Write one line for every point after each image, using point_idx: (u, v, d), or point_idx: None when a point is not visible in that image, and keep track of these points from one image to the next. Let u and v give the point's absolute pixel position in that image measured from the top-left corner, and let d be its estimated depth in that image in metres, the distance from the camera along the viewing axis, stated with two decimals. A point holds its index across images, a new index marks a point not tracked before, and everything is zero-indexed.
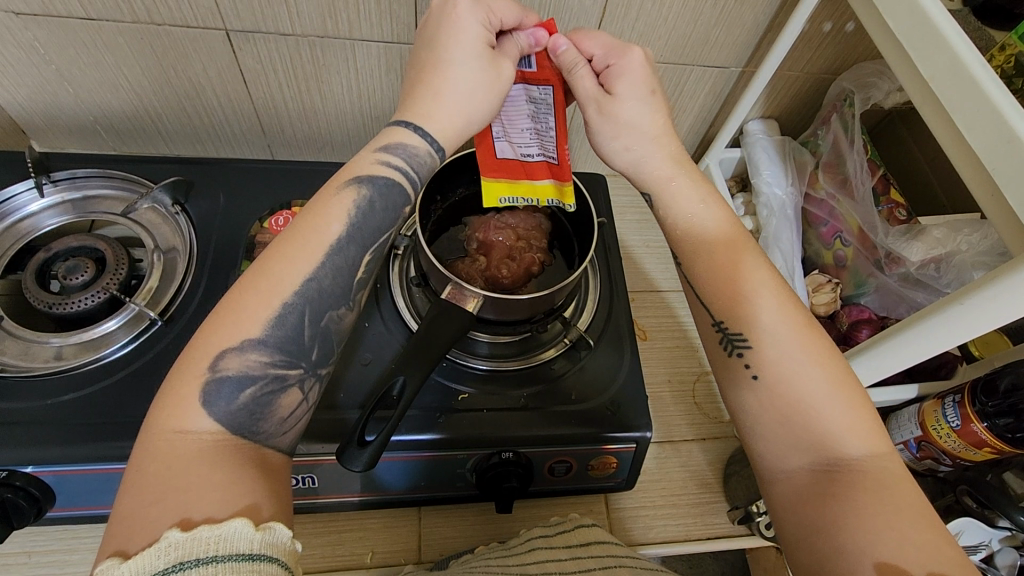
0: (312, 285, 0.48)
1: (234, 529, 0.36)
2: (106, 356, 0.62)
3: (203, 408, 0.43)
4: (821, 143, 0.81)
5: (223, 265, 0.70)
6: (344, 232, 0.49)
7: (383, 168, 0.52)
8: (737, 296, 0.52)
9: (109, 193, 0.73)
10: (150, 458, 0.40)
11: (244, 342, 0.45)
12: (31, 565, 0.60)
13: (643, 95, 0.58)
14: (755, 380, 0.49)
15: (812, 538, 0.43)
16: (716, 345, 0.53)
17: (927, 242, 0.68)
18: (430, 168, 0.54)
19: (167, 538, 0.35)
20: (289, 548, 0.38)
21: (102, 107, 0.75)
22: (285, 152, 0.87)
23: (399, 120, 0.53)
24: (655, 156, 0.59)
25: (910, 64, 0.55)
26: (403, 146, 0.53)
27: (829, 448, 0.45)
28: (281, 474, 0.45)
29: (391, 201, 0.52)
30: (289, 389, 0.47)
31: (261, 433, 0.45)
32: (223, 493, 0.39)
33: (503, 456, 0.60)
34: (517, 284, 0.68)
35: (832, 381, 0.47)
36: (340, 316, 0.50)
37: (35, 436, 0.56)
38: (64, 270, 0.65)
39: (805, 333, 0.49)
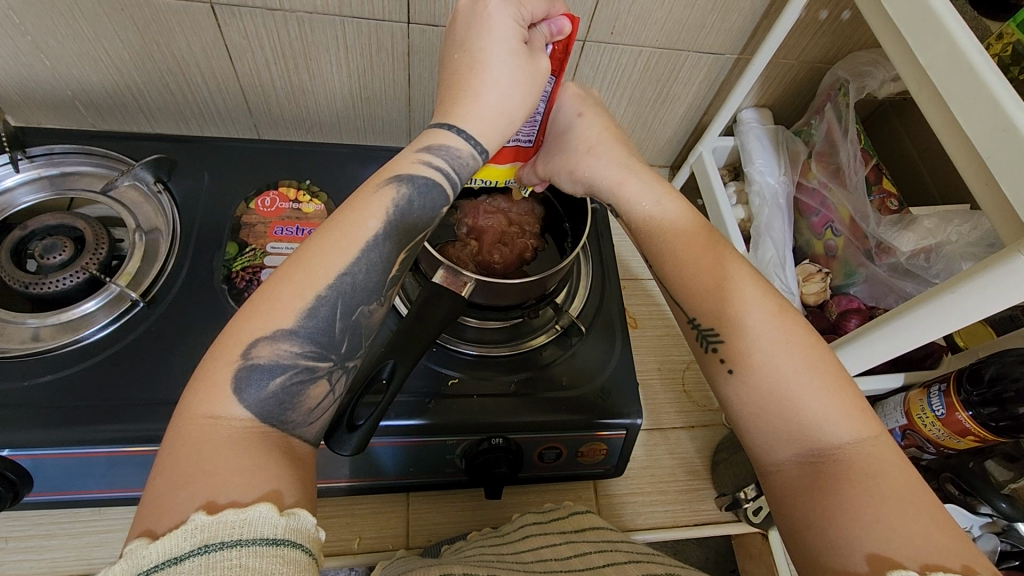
0: (346, 281, 0.46)
1: (258, 514, 0.35)
2: (85, 337, 0.60)
3: (235, 395, 0.42)
4: (815, 132, 0.80)
5: (208, 245, 0.68)
6: (380, 229, 0.47)
7: (424, 169, 0.50)
8: (711, 289, 0.52)
9: (88, 170, 0.70)
10: (177, 441, 0.39)
11: (277, 331, 0.44)
12: (7, 550, 0.59)
13: (569, 118, 0.60)
14: (730, 373, 0.49)
15: (806, 532, 0.43)
16: (693, 340, 0.53)
17: (918, 232, 0.68)
18: (472, 170, 0.52)
19: (193, 520, 0.34)
20: (313, 535, 0.37)
21: (80, 81, 0.72)
22: (272, 132, 0.85)
23: (445, 121, 0.51)
24: (605, 165, 0.58)
25: (908, 52, 0.55)
26: (445, 147, 0.51)
27: (814, 438, 0.45)
28: (309, 465, 0.43)
29: (429, 201, 0.50)
30: (318, 380, 0.45)
31: (289, 422, 0.44)
32: (248, 478, 0.38)
33: (492, 442, 0.60)
34: (508, 269, 0.67)
35: (807, 365, 0.47)
36: (371, 311, 0.48)
37: (13, 420, 0.54)
38: (41, 248, 0.63)
39: (779, 321, 0.49)
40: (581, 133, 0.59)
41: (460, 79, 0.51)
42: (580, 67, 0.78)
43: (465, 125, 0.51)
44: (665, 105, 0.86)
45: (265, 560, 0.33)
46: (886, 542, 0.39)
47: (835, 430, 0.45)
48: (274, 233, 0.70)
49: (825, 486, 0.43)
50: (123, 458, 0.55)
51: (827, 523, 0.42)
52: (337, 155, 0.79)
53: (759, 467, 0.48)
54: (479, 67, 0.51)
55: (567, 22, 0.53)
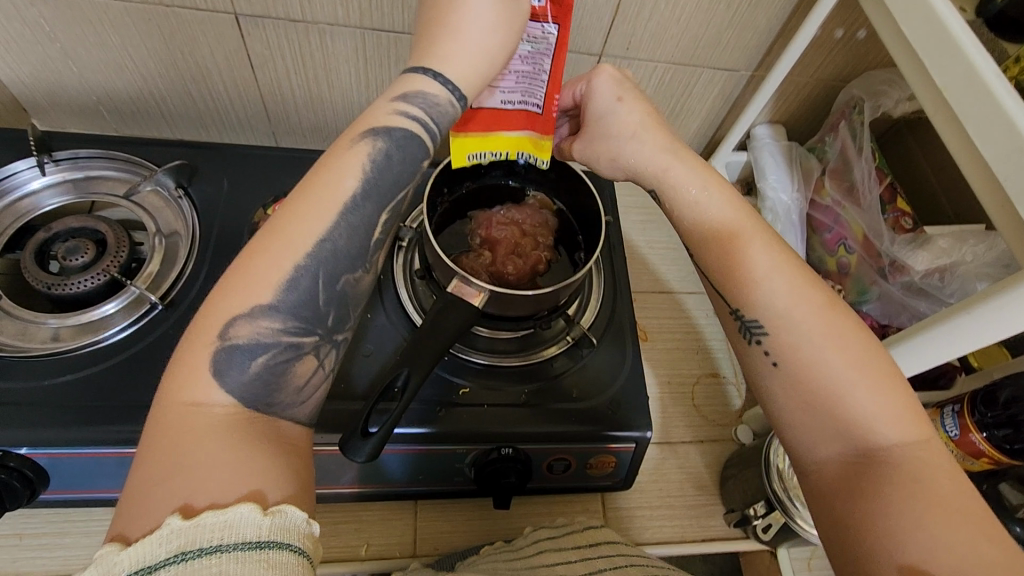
0: (326, 247, 0.46)
1: (241, 514, 0.35)
2: (104, 338, 0.61)
3: (216, 378, 0.42)
4: (828, 149, 0.81)
5: (226, 250, 0.69)
6: (358, 187, 0.48)
7: (401, 119, 0.50)
8: (751, 281, 0.51)
9: (111, 174, 0.72)
10: (161, 431, 0.39)
11: (255, 308, 0.44)
12: (21, 547, 0.60)
13: (610, 104, 0.60)
14: (776, 366, 0.49)
15: (851, 533, 0.43)
16: (734, 332, 0.52)
17: (932, 251, 0.69)
18: (451, 118, 0.52)
19: (170, 524, 0.33)
20: (306, 531, 0.37)
21: (106, 87, 0.74)
22: (289, 140, 0.86)
23: (420, 68, 0.52)
24: (648, 151, 0.58)
25: (924, 72, 0.55)
26: (421, 94, 0.51)
27: (866, 438, 0.45)
28: (300, 448, 0.44)
29: (408, 153, 0.50)
30: (305, 356, 0.46)
31: (277, 404, 0.44)
32: (228, 475, 0.37)
33: (502, 451, 0.60)
34: (521, 280, 0.67)
35: (856, 359, 0.47)
36: (356, 279, 0.49)
37: (31, 418, 0.55)
38: (63, 250, 0.64)
39: (824, 314, 0.49)
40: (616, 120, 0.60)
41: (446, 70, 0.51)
42: None
43: (439, 70, 0.51)
44: (679, 120, 0.87)
45: (246, 566, 0.32)
46: (927, 548, 0.40)
47: (876, 434, 0.45)
48: None
49: (866, 489, 0.43)
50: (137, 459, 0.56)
51: (871, 524, 0.42)
52: None
53: (799, 462, 0.48)
54: (461, 3, 0.51)
55: None
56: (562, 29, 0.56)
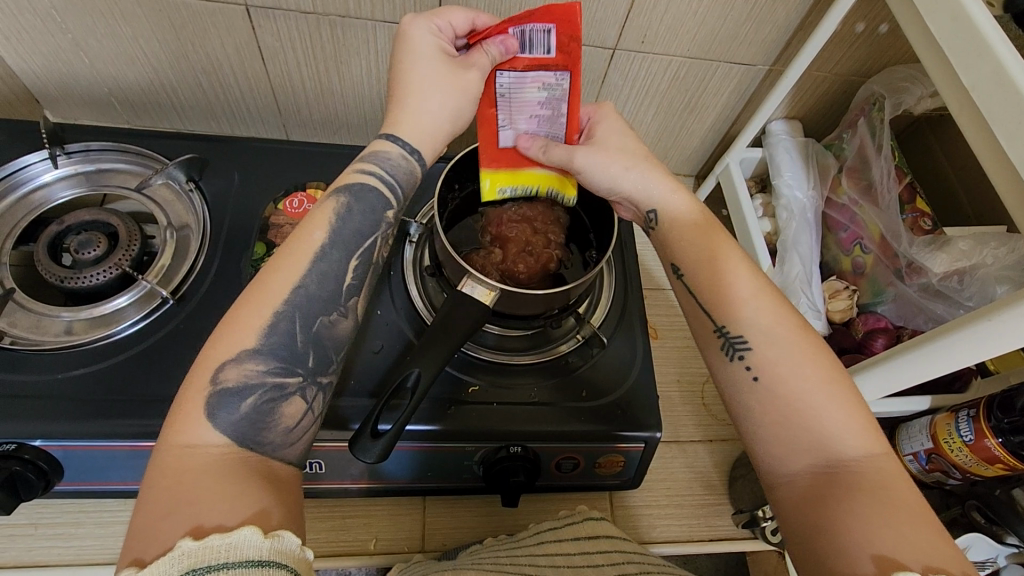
0: (300, 293, 0.47)
1: (244, 536, 0.35)
2: (116, 332, 0.61)
3: (208, 420, 0.42)
4: (846, 147, 0.80)
5: (236, 244, 0.69)
6: (325, 239, 0.49)
7: (365, 177, 0.52)
8: (735, 300, 0.52)
9: (123, 167, 0.72)
10: (159, 471, 0.39)
11: (240, 352, 0.44)
12: (37, 536, 0.61)
13: (619, 131, 0.60)
14: (755, 382, 0.49)
15: (819, 540, 0.42)
16: (715, 348, 0.52)
17: (951, 254, 0.67)
18: (408, 172, 0.53)
19: (180, 547, 0.34)
20: (301, 556, 0.37)
21: (117, 78, 0.74)
22: (300, 132, 0.86)
23: (384, 130, 0.53)
24: (648, 175, 0.58)
25: (949, 71, 0.54)
26: (380, 153, 0.52)
27: (831, 450, 0.44)
28: (290, 485, 0.43)
29: (369, 207, 0.51)
30: (290, 398, 0.46)
31: (266, 444, 0.44)
32: (231, 503, 0.38)
33: (511, 450, 0.60)
34: (532, 280, 0.67)
35: (827, 376, 0.47)
36: (333, 322, 0.49)
37: (46, 411, 0.56)
38: (76, 244, 0.64)
39: (800, 335, 0.49)
40: (618, 141, 0.59)
41: (410, 104, 0.53)
42: (609, 74, 0.78)
43: (400, 133, 0.53)
44: (693, 115, 0.86)
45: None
46: (894, 546, 0.39)
47: (848, 444, 0.44)
48: None
49: (834, 496, 0.42)
50: (149, 453, 0.57)
51: (835, 528, 0.41)
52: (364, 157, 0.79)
53: (767, 478, 0.47)
54: (412, 75, 0.52)
55: (512, 38, 0.51)
56: (574, 76, 0.52)
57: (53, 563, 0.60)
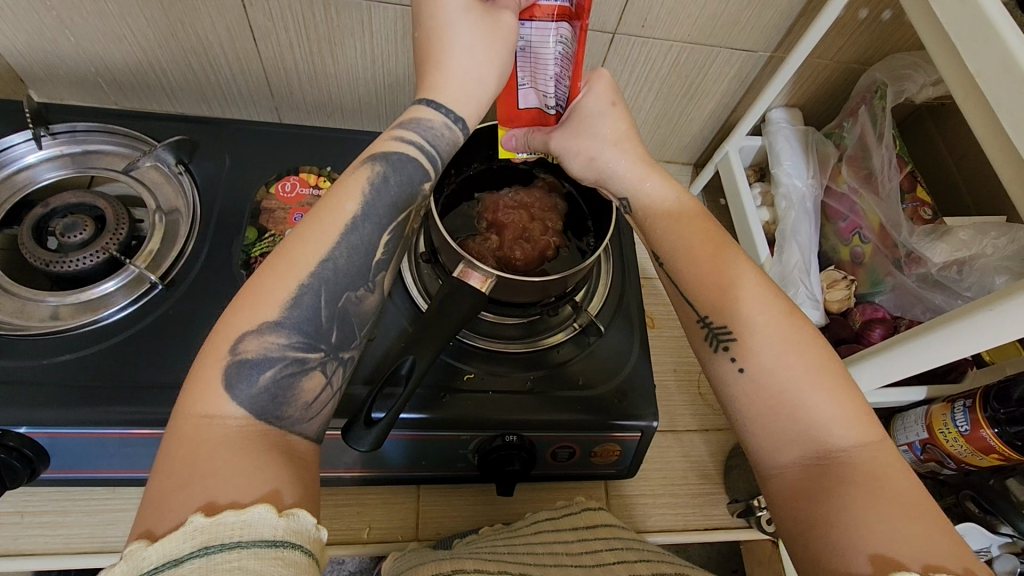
0: (328, 267, 0.45)
1: (258, 515, 0.34)
2: (104, 317, 0.60)
3: (227, 392, 0.41)
4: (846, 135, 0.79)
5: (227, 229, 0.68)
6: (358, 210, 0.47)
7: (400, 145, 0.49)
8: (718, 289, 0.50)
9: (110, 149, 0.70)
10: (174, 442, 0.38)
11: (263, 324, 0.43)
12: (24, 525, 0.60)
13: (601, 108, 0.57)
14: (741, 373, 0.48)
15: (812, 533, 0.41)
16: (700, 340, 0.51)
17: (951, 243, 0.66)
18: (448, 142, 0.51)
19: (192, 521, 0.33)
20: (313, 536, 0.36)
21: (104, 57, 0.72)
22: (292, 116, 0.84)
23: (423, 96, 0.51)
24: (619, 160, 0.57)
25: (956, 58, 0.53)
26: (418, 121, 0.50)
27: (818, 439, 0.44)
28: (308, 463, 0.42)
29: (406, 177, 0.49)
30: (311, 372, 0.45)
31: (285, 418, 0.43)
32: (247, 479, 0.37)
33: (506, 439, 0.59)
34: (529, 266, 0.65)
35: (813, 364, 0.46)
36: (360, 297, 0.48)
37: (31, 398, 0.54)
38: (62, 227, 0.63)
39: (786, 319, 0.48)
40: (600, 125, 0.56)
41: (444, 66, 0.50)
42: (608, 59, 0.76)
43: (440, 99, 0.50)
44: (693, 102, 0.85)
45: (264, 563, 0.32)
46: (886, 543, 0.38)
47: (838, 432, 0.44)
48: (293, 220, 0.69)
49: (829, 489, 0.42)
50: (139, 440, 0.56)
51: (828, 523, 0.41)
52: (359, 141, 0.77)
53: (760, 472, 0.46)
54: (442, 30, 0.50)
55: None
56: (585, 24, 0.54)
57: (41, 552, 0.59)
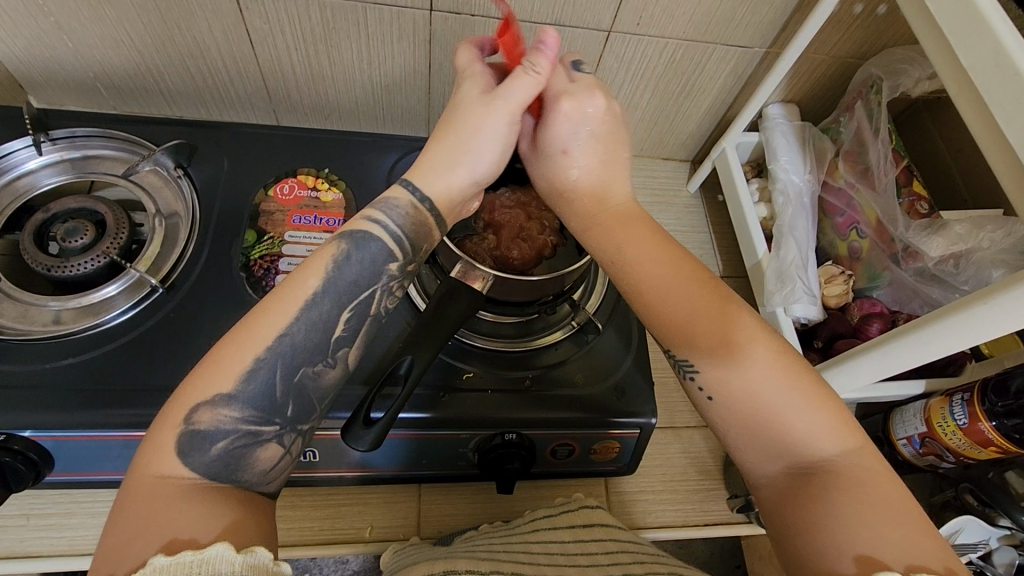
0: (287, 342, 0.45)
1: (216, 552, 0.36)
2: (105, 321, 0.61)
3: (180, 458, 0.41)
4: (843, 130, 0.79)
5: (227, 231, 0.68)
6: (321, 286, 0.47)
7: (370, 226, 0.49)
8: (684, 325, 0.48)
9: (110, 153, 0.71)
10: (129, 500, 0.39)
11: (218, 398, 0.42)
12: (30, 527, 0.60)
13: (574, 126, 0.55)
14: (711, 401, 0.47)
15: (796, 539, 0.42)
16: (673, 372, 0.50)
17: (948, 237, 0.67)
18: (417, 223, 0.51)
19: (152, 563, 0.35)
20: (272, 569, 0.38)
21: (102, 63, 0.72)
22: (290, 118, 0.85)
23: (403, 177, 0.52)
24: (587, 171, 0.56)
25: (949, 53, 0.53)
26: (388, 200, 0.51)
27: (802, 454, 0.44)
28: (264, 521, 0.43)
29: (371, 257, 0.49)
30: (266, 443, 0.44)
31: (240, 483, 0.43)
32: (205, 522, 0.38)
33: (506, 437, 0.60)
34: (527, 265, 0.66)
35: (784, 382, 0.45)
36: (319, 371, 0.47)
37: (35, 402, 0.55)
38: (63, 231, 0.63)
39: (756, 348, 0.46)
40: (572, 142, 0.56)
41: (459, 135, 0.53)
42: (604, 58, 0.77)
43: (415, 178, 0.52)
44: (690, 99, 0.85)
45: None
46: (873, 544, 0.39)
47: (821, 445, 0.44)
48: (292, 222, 0.69)
49: (813, 496, 0.42)
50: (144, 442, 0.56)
51: (813, 529, 0.41)
52: (357, 143, 0.78)
53: (746, 476, 0.47)
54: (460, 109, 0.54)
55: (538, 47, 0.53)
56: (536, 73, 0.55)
57: (47, 553, 0.60)
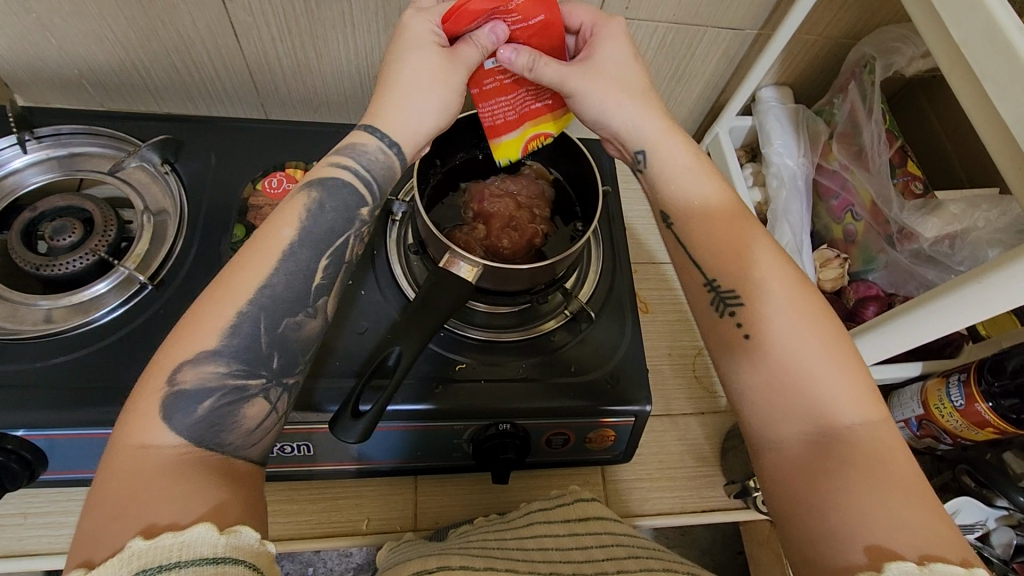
0: (266, 293, 0.45)
1: (197, 534, 0.34)
2: (95, 319, 0.60)
3: (164, 422, 0.41)
4: (836, 112, 0.78)
5: (216, 227, 0.68)
6: (295, 236, 0.47)
7: (338, 172, 0.50)
8: (734, 255, 0.50)
9: (96, 151, 0.70)
10: (111, 474, 0.38)
11: (199, 354, 0.43)
12: (27, 526, 0.61)
13: (620, 60, 0.56)
14: (746, 340, 0.48)
15: (811, 517, 0.41)
16: (708, 311, 0.51)
17: (943, 217, 0.66)
18: (386, 167, 0.51)
19: (130, 546, 0.33)
20: (260, 549, 0.36)
21: (87, 59, 0.72)
22: (278, 112, 0.84)
23: (363, 122, 0.52)
24: (643, 117, 0.55)
25: (943, 30, 0.52)
26: (355, 148, 0.51)
27: (825, 418, 0.43)
28: (251, 487, 0.42)
29: (343, 202, 0.50)
30: (251, 399, 0.44)
31: (227, 445, 0.42)
32: (187, 502, 0.36)
33: (500, 427, 0.60)
34: (517, 255, 0.65)
35: (824, 338, 0.45)
36: (299, 323, 0.47)
37: (26, 401, 0.55)
38: (51, 230, 0.63)
39: (798, 292, 0.48)
40: (616, 69, 0.56)
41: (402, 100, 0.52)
42: None
43: (379, 125, 0.52)
44: (682, 83, 0.84)
45: None
46: (886, 533, 0.38)
47: (844, 411, 0.43)
48: None
49: (828, 469, 0.41)
50: None
51: (821, 512, 0.40)
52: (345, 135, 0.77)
53: (757, 451, 0.46)
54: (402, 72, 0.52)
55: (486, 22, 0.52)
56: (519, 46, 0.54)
57: (45, 552, 0.60)
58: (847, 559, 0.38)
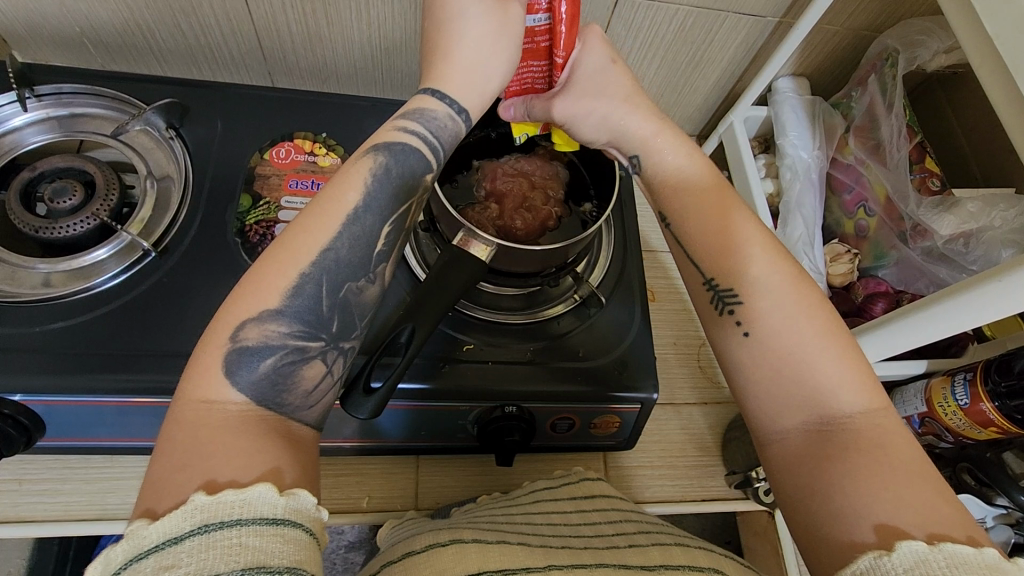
0: (329, 256, 0.44)
1: (258, 494, 0.33)
2: (96, 285, 0.59)
3: (227, 378, 0.40)
4: (854, 105, 0.77)
5: (221, 195, 0.66)
6: (360, 201, 0.45)
7: (403, 136, 0.48)
8: (733, 245, 0.50)
9: (98, 112, 0.68)
10: (174, 426, 0.37)
11: (264, 312, 0.41)
12: (21, 493, 0.59)
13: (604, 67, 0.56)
14: (744, 337, 0.47)
15: (812, 500, 0.41)
16: (706, 301, 0.51)
17: (960, 215, 0.66)
18: (452, 132, 0.50)
19: (193, 500, 0.32)
20: (315, 516, 0.35)
21: (89, 17, 0.69)
22: (286, 81, 0.82)
23: (429, 87, 0.51)
24: (633, 119, 0.56)
25: (976, 23, 0.51)
26: (421, 113, 0.49)
27: (823, 404, 0.43)
28: (309, 449, 0.41)
29: (408, 168, 0.48)
30: (311, 361, 0.43)
31: (287, 405, 0.41)
32: (244, 459, 0.36)
33: (506, 410, 0.59)
34: (531, 236, 0.65)
35: (824, 329, 0.45)
36: (360, 288, 0.46)
37: (26, 365, 0.54)
38: (51, 192, 0.61)
39: (796, 283, 0.48)
40: (599, 80, 0.56)
41: (451, 53, 0.50)
42: (612, 24, 0.73)
43: (447, 91, 0.50)
44: (698, 69, 0.82)
45: (263, 542, 0.31)
46: (895, 512, 0.37)
47: (847, 399, 0.43)
48: (288, 187, 0.67)
49: (830, 456, 0.41)
50: (138, 408, 0.55)
51: (826, 495, 0.40)
52: (354, 107, 0.75)
53: (760, 438, 0.46)
54: (451, 27, 0.50)
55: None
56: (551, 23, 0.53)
57: (40, 519, 0.59)
58: (857, 542, 0.37)
